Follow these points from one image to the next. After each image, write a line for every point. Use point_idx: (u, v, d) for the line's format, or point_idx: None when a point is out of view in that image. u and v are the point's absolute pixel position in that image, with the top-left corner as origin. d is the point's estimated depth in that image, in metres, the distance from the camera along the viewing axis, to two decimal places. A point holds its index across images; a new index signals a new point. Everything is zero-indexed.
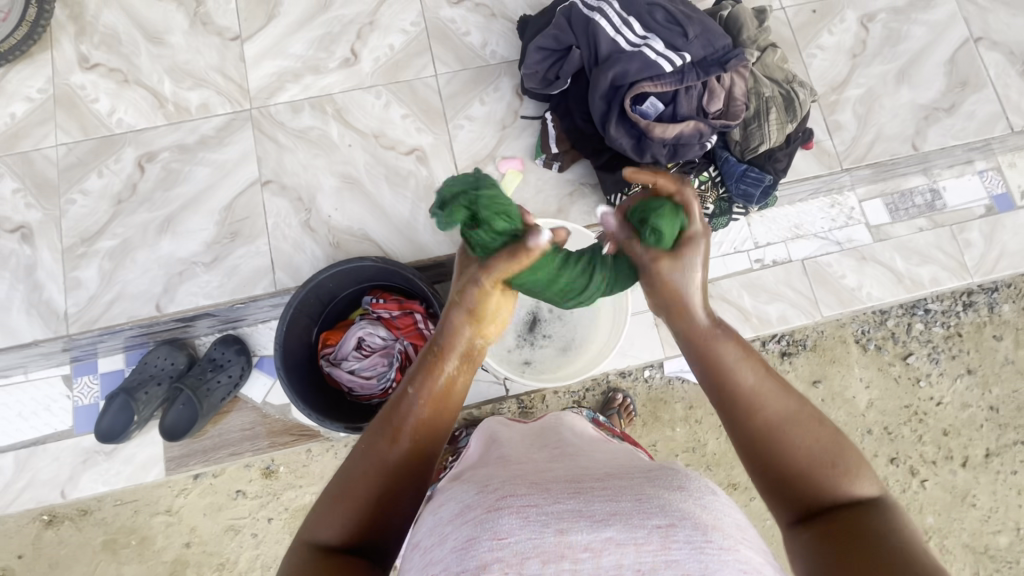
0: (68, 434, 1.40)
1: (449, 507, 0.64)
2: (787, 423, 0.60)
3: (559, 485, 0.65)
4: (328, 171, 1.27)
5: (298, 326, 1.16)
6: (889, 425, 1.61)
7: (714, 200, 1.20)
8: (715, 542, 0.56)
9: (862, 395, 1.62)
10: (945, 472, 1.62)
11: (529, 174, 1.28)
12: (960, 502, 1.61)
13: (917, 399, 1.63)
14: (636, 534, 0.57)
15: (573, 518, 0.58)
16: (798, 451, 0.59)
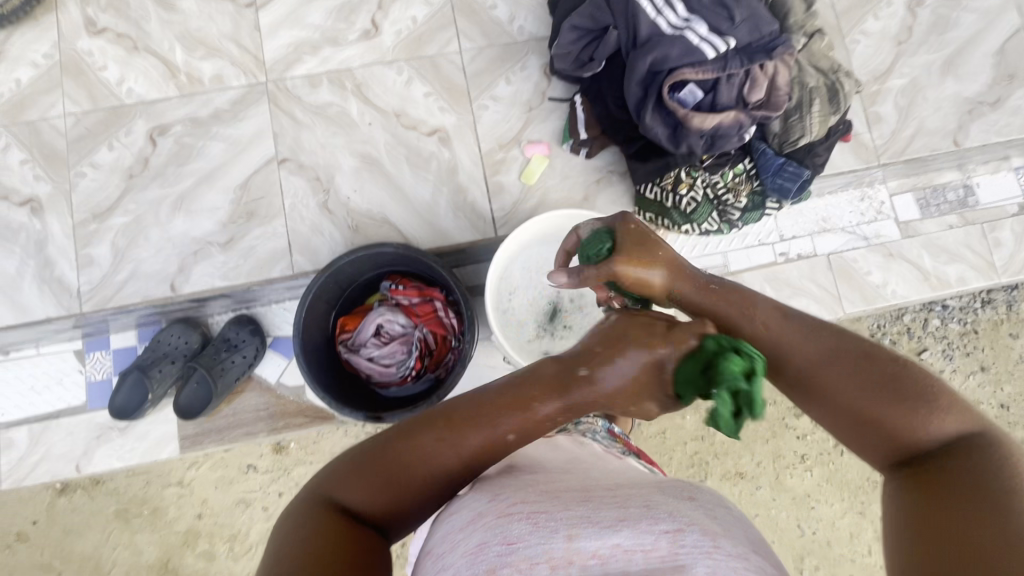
0: (82, 409, 1.40)
1: (459, 513, 0.63)
2: (860, 372, 0.61)
3: (568, 491, 0.63)
4: (347, 151, 1.23)
5: (316, 312, 1.13)
6: None
7: (748, 193, 1.15)
8: (723, 548, 0.54)
9: None
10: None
11: (556, 160, 1.24)
12: None
13: None
14: (643, 540, 0.56)
15: (581, 524, 0.57)
16: (859, 394, 0.60)
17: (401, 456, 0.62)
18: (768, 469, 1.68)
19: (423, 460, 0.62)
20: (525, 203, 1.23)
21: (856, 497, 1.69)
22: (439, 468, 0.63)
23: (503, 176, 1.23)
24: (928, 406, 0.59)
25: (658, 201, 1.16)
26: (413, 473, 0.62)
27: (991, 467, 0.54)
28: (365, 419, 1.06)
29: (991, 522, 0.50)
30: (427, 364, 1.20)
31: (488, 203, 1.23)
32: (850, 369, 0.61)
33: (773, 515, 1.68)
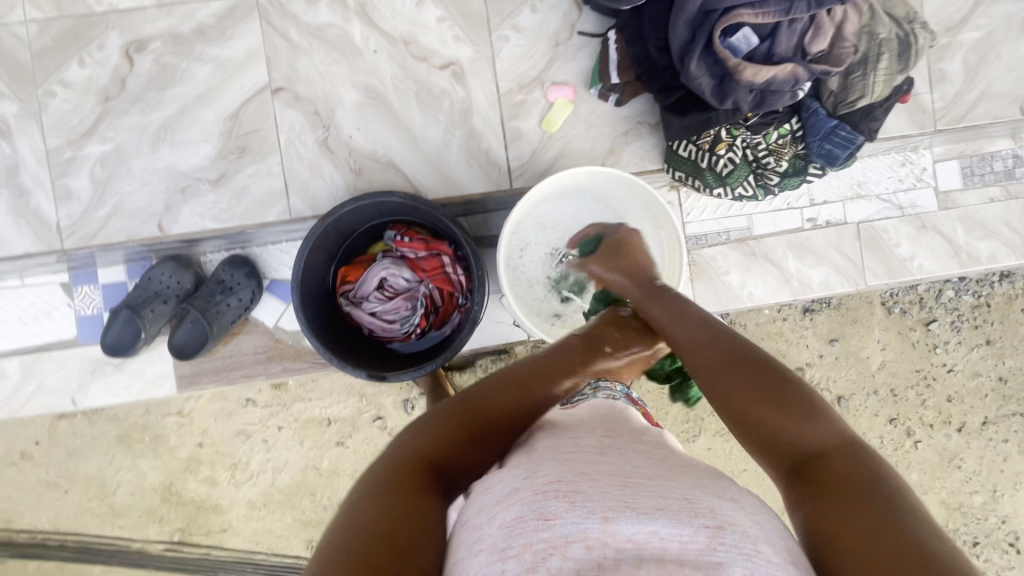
0: (73, 344, 1.36)
1: (496, 488, 0.60)
2: (746, 375, 0.68)
3: (607, 476, 0.59)
4: (349, 82, 1.10)
5: (316, 262, 1.06)
6: (896, 387, 1.72)
7: (790, 157, 1.06)
8: (765, 554, 0.51)
9: (877, 356, 1.72)
10: (939, 434, 1.73)
11: (581, 106, 1.12)
12: (946, 463, 1.73)
13: (930, 364, 1.72)
14: (682, 531, 0.52)
15: (619, 508, 0.54)
16: (749, 390, 0.67)
17: (473, 412, 0.74)
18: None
19: (491, 412, 0.75)
20: (545, 153, 1.12)
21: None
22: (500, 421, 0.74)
23: (521, 121, 1.11)
24: (813, 411, 0.64)
25: (691, 161, 1.06)
26: (473, 420, 0.73)
27: (879, 479, 0.55)
28: (368, 377, 1.02)
29: (885, 527, 0.51)
30: (432, 322, 1.15)
31: (504, 150, 1.12)
32: (745, 369, 0.68)
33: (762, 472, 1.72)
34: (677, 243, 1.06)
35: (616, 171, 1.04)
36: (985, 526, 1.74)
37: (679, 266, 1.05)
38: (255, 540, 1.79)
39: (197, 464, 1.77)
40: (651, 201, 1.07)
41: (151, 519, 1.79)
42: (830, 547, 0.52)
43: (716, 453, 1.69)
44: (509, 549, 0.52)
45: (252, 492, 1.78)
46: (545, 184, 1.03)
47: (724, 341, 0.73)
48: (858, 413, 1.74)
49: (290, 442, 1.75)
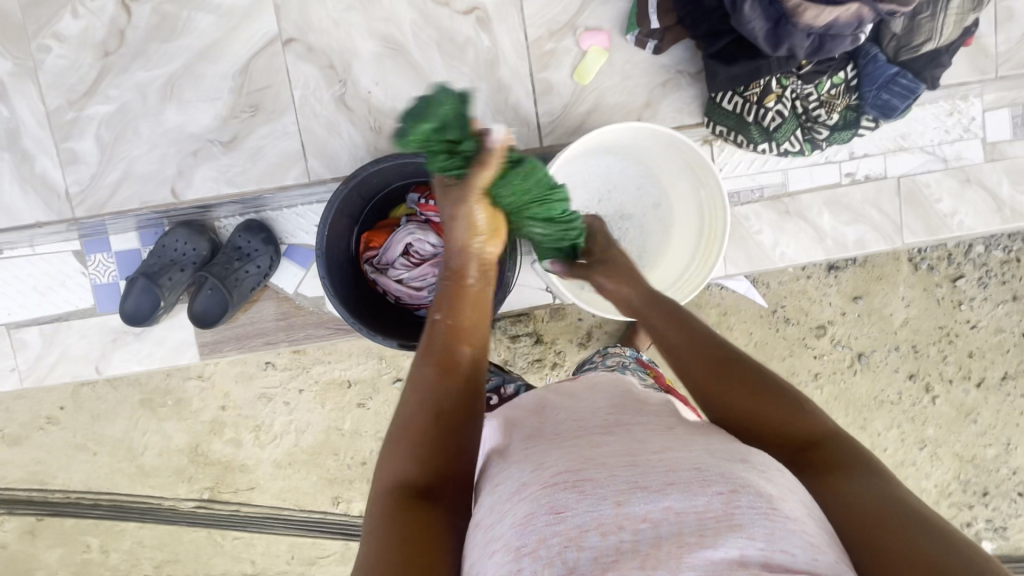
0: (92, 312, 1.33)
1: (505, 485, 0.59)
2: (730, 373, 0.71)
3: (615, 455, 0.58)
4: (366, 32, 1.01)
5: (339, 228, 1.02)
6: (918, 343, 1.70)
7: (842, 109, 0.99)
8: (783, 509, 0.51)
9: (900, 313, 1.70)
10: (957, 389, 1.73)
11: (615, 55, 1.04)
12: (963, 417, 1.74)
13: (953, 320, 1.69)
14: (696, 500, 0.52)
15: (631, 490, 0.54)
16: (733, 385, 0.70)
17: (416, 413, 0.67)
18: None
19: (414, 404, 0.67)
20: (578, 107, 1.05)
21: (860, 413, 1.76)
22: (425, 410, 0.67)
23: (552, 72, 1.04)
24: (795, 403, 0.67)
25: (736, 114, 0.99)
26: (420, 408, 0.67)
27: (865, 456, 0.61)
28: (399, 347, 0.99)
29: (884, 499, 0.55)
30: None
31: (534, 105, 1.05)
32: (729, 365, 0.72)
33: None
34: (721, 198, 1.00)
35: (658, 127, 0.97)
36: (997, 478, 1.77)
37: (724, 224, 0.99)
38: (282, 497, 1.84)
39: (220, 426, 1.79)
40: (690, 154, 1.00)
41: (180, 479, 1.83)
42: (844, 520, 0.55)
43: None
44: (523, 548, 0.51)
45: (277, 452, 1.81)
46: (581, 141, 0.96)
47: (705, 341, 0.76)
48: (878, 370, 1.73)
49: (311, 404, 1.77)
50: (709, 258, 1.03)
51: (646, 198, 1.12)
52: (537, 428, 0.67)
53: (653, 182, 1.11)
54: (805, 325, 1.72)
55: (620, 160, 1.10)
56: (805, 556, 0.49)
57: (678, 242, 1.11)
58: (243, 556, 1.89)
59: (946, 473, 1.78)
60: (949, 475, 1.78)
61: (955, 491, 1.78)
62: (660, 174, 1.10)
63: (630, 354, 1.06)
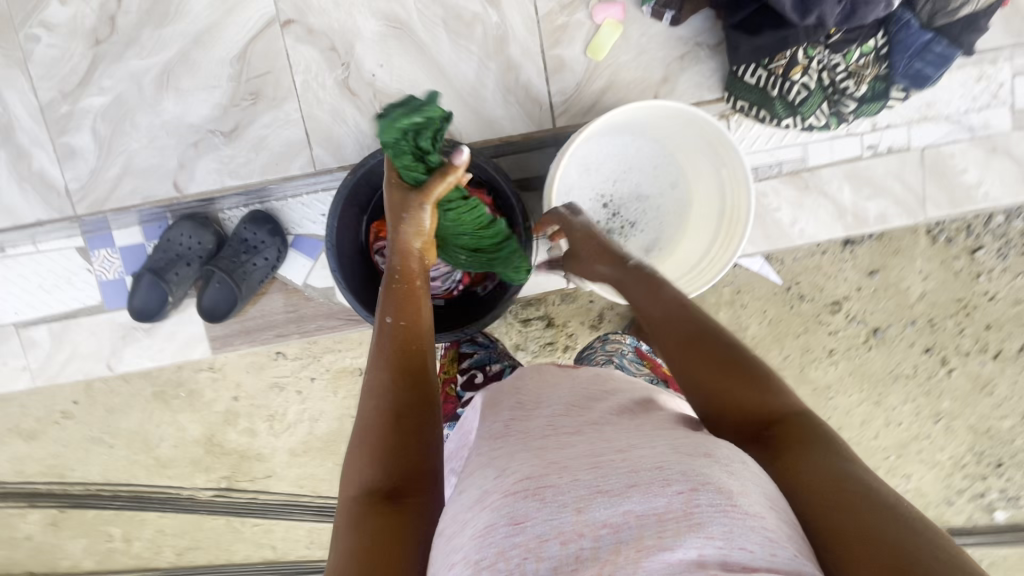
0: (100, 309, 1.32)
1: (468, 492, 0.58)
2: (696, 349, 0.72)
3: (577, 458, 0.57)
4: (367, 11, 0.96)
5: (347, 218, 0.99)
6: (935, 317, 1.67)
7: (871, 79, 0.94)
8: (741, 507, 0.50)
9: (918, 286, 1.66)
10: (973, 362, 1.71)
11: (630, 28, 0.99)
12: (978, 390, 1.72)
13: (971, 292, 1.66)
14: (657, 502, 0.51)
15: (592, 495, 0.53)
16: (705, 360, 0.71)
17: (372, 418, 0.69)
18: (794, 361, 1.72)
19: (370, 408, 0.70)
20: (592, 85, 1.00)
21: (875, 388, 1.74)
22: (379, 412, 0.69)
23: (564, 48, 0.99)
24: (758, 380, 0.68)
25: (759, 89, 0.94)
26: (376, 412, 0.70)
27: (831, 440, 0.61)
28: None
29: (843, 482, 0.55)
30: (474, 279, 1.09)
31: (546, 84, 1.00)
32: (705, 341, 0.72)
33: None
34: (742, 176, 0.96)
35: (676, 105, 0.92)
36: (1011, 449, 1.77)
37: (746, 205, 0.96)
38: (299, 484, 1.85)
39: (235, 417, 1.80)
40: (708, 132, 0.97)
41: (197, 469, 1.85)
42: (802, 497, 0.56)
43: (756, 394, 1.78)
44: (482, 562, 0.50)
45: (292, 440, 1.82)
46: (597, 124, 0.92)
47: (677, 314, 0.77)
48: (893, 344, 1.71)
49: (323, 393, 1.76)
50: (733, 238, 0.99)
51: (664, 177, 1.09)
52: (503, 421, 0.68)
53: (672, 160, 1.08)
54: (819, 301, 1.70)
55: (635, 138, 1.07)
56: (765, 553, 0.48)
57: (697, 223, 1.08)
58: (264, 542, 1.92)
59: (960, 445, 1.78)
60: (963, 447, 1.78)
61: (968, 462, 1.78)
62: (678, 152, 1.06)
63: (632, 341, 1.09)
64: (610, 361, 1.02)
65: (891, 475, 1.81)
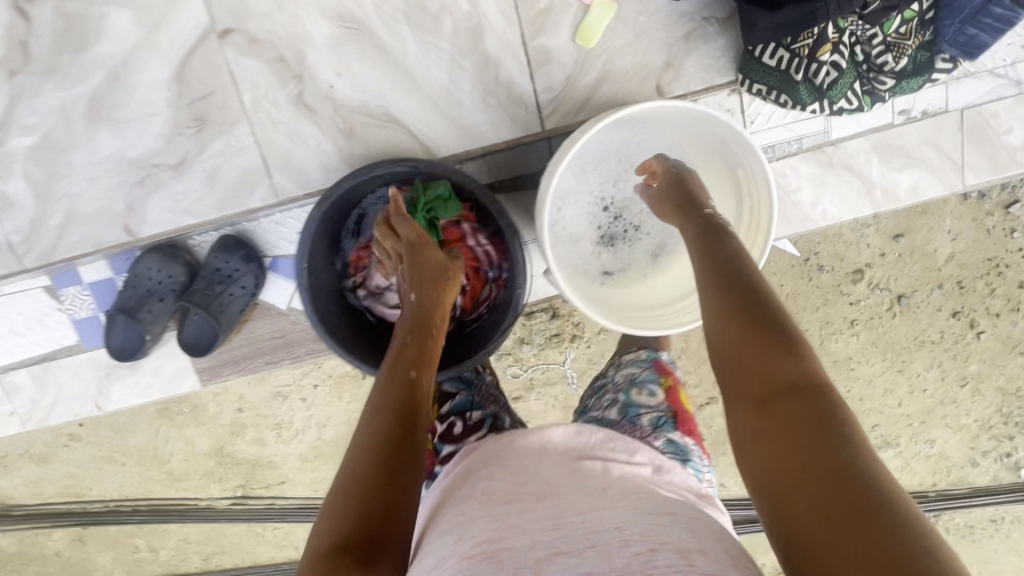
0: (79, 348, 1.25)
1: (429, 557, 0.60)
2: (724, 303, 0.68)
3: (538, 519, 0.60)
4: (316, 10, 0.82)
5: (318, 251, 0.89)
6: (964, 280, 1.56)
7: (915, 48, 0.86)
8: (698, 567, 0.51)
9: (945, 247, 1.55)
10: (1005, 324, 1.61)
11: (625, 7, 0.84)
12: (1008, 351, 1.63)
13: (1004, 251, 1.55)
14: (611, 565, 0.52)
15: (549, 557, 0.54)
16: (743, 314, 0.66)
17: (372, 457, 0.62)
18: (813, 336, 1.63)
19: (374, 449, 0.63)
20: (584, 78, 0.87)
21: (899, 356, 1.65)
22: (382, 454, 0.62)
23: (548, 37, 0.85)
24: (786, 343, 0.63)
25: (779, 71, 0.81)
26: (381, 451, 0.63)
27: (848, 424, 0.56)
28: None
29: (844, 475, 0.51)
30: (465, 307, 1.00)
31: (531, 81, 0.86)
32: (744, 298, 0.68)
33: None
34: (765, 186, 0.84)
35: (680, 102, 0.79)
36: None
37: (768, 220, 0.84)
38: (313, 488, 1.85)
39: (241, 428, 1.77)
40: (729, 135, 0.85)
41: (211, 480, 1.84)
42: (796, 485, 0.53)
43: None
44: None
45: (302, 446, 1.79)
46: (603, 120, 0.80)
47: (716, 266, 0.72)
48: (919, 310, 1.60)
49: (327, 399, 1.72)
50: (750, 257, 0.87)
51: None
52: (477, 479, 0.70)
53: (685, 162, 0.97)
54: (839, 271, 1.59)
55: (643, 134, 0.96)
56: None
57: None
58: (286, 543, 1.94)
59: (988, 408, 1.71)
60: (991, 409, 1.71)
61: (997, 427, 1.72)
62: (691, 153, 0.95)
63: (644, 358, 1.03)
64: (615, 405, 0.95)
65: (914, 442, 1.75)
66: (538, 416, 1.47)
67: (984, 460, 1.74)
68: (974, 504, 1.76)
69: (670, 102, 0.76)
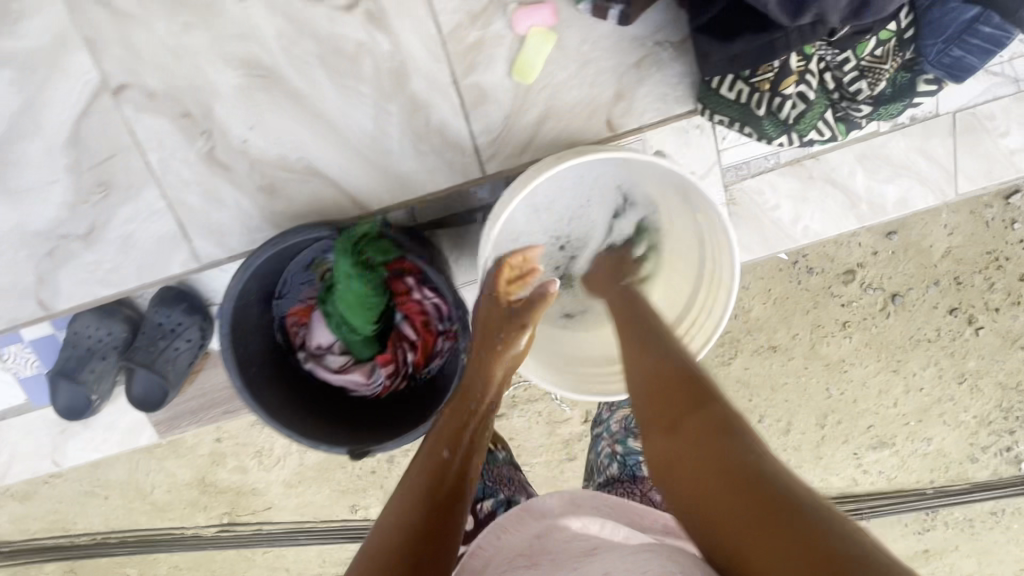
0: (28, 407, 1.20)
1: None
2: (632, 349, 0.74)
3: None
4: (217, 58, 0.73)
5: (249, 318, 0.83)
6: (961, 275, 1.43)
7: (893, 71, 0.80)
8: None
9: (941, 242, 1.44)
10: (1005, 318, 1.47)
11: (565, 36, 0.74)
12: (1009, 345, 1.49)
13: (1003, 243, 1.43)
14: None
15: None
16: (650, 355, 0.71)
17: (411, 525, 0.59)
18: (805, 341, 1.49)
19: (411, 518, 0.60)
20: (525, 116, 0.78)
21: (894, 356, 1.51)
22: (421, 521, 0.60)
23: (482, 74, 0.75)
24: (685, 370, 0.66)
25: (740, 103, 0.72)
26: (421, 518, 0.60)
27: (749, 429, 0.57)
28: (351, 455, 0.83)
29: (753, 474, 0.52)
30: (417, 363, 0.93)
31: (466, 123, 0.78)
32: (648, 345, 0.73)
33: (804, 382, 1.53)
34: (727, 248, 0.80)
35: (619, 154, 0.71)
36: None
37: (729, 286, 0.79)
38: (301, 511, 1.72)
39: (222, 457, 1.70)
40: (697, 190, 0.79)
41: (197, 509, 1.71)
42: (712, 498, 0.52)
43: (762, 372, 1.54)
44: None
45: (284, 471, 1.73)
46: (561, 160, 0.72)
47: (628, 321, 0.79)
48: (914, 309, 1.47)
49: None
50: (705, 328, 0.82)
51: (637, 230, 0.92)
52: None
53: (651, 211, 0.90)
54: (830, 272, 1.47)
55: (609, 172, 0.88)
56: None
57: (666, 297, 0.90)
58: (278, 566, 1.80)
59: (987, 403, 1.55)
60: (991, 403, 1.55)
61: (997, 423, 1.56)
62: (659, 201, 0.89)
63: None
64: (615, 459, 0.95)
65: (911, 441, 1.59)
66: (520, 434, 1.36)
67: (983, 456, 1.59)
68: (972, 501, 1.60)
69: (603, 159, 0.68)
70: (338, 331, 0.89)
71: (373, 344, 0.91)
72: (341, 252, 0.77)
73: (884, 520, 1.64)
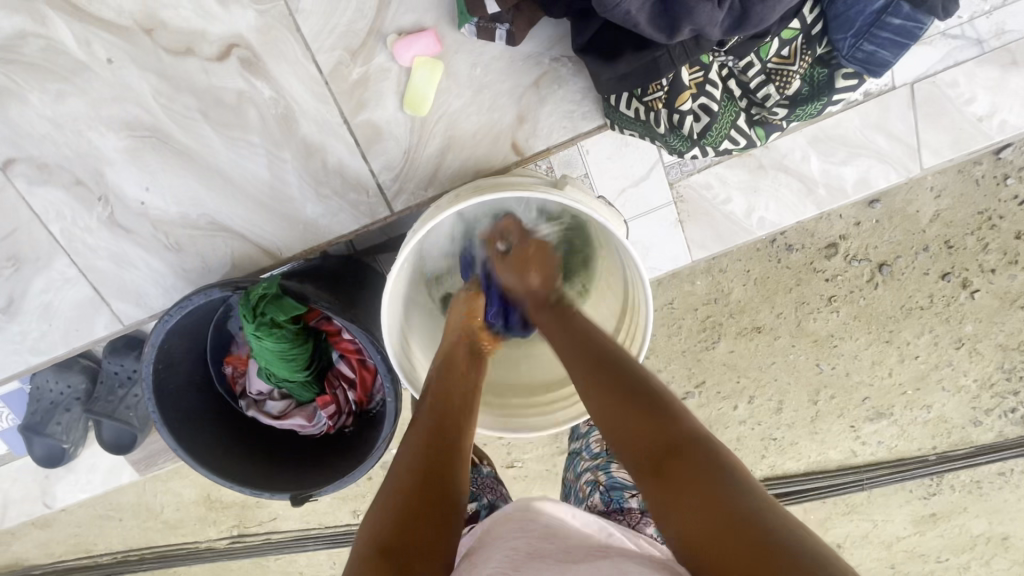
0: (12, 457, 1.24)
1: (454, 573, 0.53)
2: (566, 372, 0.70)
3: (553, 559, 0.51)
4: (103, 124, 0.79)
5: (177, 373, 0.85)
6: (952, 238, 1.14)
7: (809, 68, 0.82)
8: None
9: (929, 208, 1.14)
10: (1003, 279, 1.16)
11: (443, 65, 0.79)
12: (1009, 307, 1.18)
13: (998, 201, 1.13)
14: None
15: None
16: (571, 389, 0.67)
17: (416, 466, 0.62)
18: (788, 321, 1.22)
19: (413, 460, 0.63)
20: (425, 149, 0.82)
21: (880, 333, 1.22)
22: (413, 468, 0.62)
23: (372, 111, 0.80)
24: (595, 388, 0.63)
25: (641, 121, 0.79)
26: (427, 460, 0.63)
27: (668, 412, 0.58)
28: (293, 501, 0.84)
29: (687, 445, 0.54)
30: (360, 400, 0.91)
31: (365, 161, 0.82)
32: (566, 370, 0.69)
33: (790, 360, 1.25)
34: (642, 286, 0.78)
35: (511, 190, 0.70)
36: None
37: (641, 330, 0.77)
38: (306, 519, 1.38)
39: None
40: (616, 222, 0.77)
41: (204, 524, 1.39)
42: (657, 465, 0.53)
43: (741, 356, 1.25)
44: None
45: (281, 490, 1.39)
46: (469, 193, 0.72)
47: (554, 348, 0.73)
48: (904, 280, 1.18)
49: None
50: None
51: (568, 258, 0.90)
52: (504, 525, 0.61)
53: (584, 242, 0.89)
54: (811, 248, 1.18)
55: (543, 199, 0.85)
56: None
57: None
58: (290, 570, 1.44)
59: (989, 373, 1.25)
60: (989, 366, 1.24)
61: (1002, 386, 1.25)
62: (590, 228, 0.87)
63: None
64: (598, 490, 0.82)
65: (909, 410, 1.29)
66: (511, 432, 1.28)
67: (987, 419, 1.28)
68: (974, 467, 1.31)
69: (481, 199, 0.67)
70: (271, 380, 0.89)
71: (312, 386, 0.90)
72: (242, 316, 0.76)
73: (883, 493, 1.36)
